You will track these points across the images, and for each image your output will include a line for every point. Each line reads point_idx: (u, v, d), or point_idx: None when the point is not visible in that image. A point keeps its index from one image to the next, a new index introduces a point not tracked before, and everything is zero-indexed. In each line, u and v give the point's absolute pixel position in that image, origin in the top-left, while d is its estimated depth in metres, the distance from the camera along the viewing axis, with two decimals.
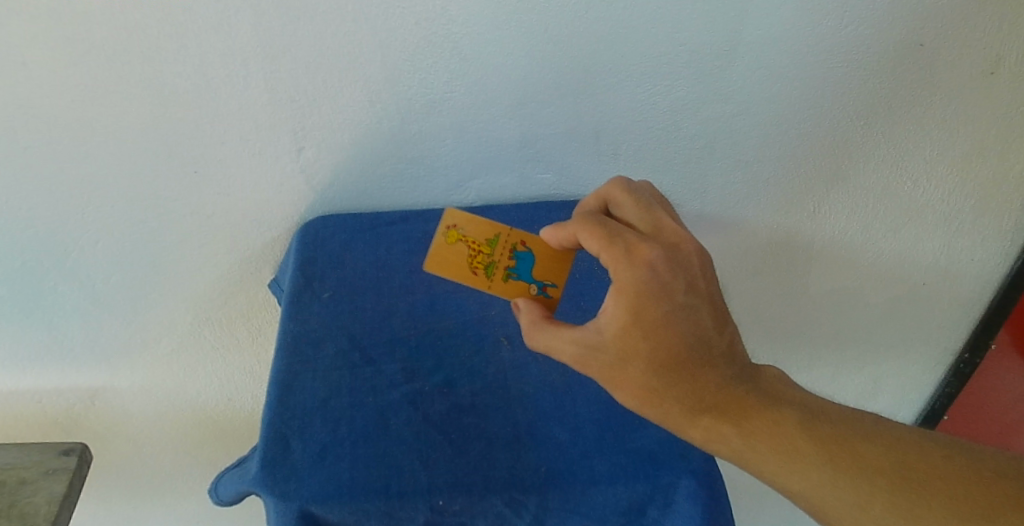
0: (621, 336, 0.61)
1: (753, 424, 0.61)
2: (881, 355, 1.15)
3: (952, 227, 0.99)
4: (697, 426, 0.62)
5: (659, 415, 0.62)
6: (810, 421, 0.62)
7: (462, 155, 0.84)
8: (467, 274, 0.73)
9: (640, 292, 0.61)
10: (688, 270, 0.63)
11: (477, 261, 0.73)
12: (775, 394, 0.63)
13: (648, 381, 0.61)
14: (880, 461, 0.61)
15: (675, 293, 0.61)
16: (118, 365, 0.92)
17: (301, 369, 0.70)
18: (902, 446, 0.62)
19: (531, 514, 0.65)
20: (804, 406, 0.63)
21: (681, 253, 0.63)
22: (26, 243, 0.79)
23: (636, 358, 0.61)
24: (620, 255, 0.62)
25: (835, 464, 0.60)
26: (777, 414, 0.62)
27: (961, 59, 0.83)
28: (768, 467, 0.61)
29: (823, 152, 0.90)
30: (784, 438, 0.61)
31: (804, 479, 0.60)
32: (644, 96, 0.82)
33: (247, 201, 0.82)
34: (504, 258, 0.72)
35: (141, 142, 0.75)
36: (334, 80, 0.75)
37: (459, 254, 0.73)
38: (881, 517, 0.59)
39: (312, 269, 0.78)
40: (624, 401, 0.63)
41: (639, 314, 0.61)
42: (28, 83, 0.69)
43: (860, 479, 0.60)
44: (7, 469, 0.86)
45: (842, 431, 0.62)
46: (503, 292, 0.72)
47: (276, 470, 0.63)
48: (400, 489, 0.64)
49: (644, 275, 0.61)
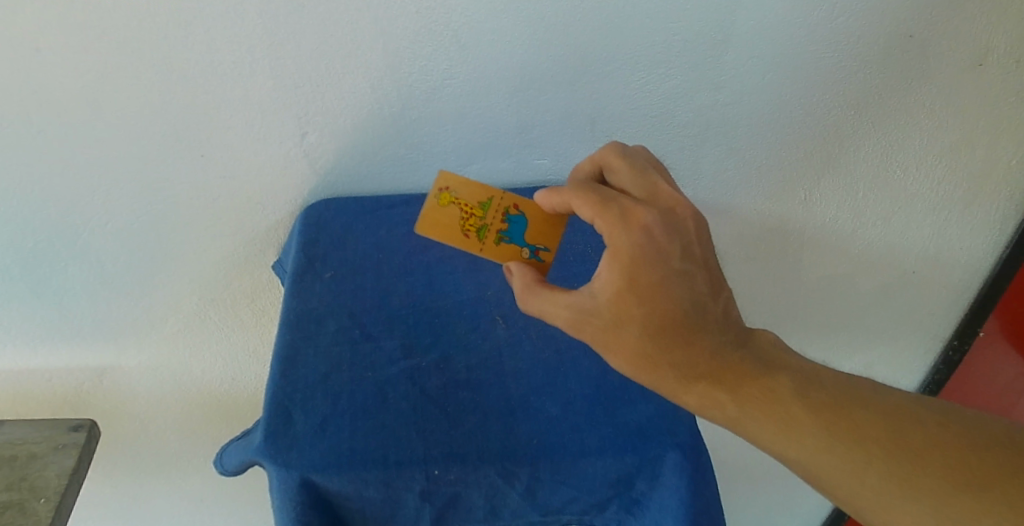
0: (615, 301, 0.63)
1: (748, 391, 0.63)
2: (872, 341, 1.17)
3: (942, 215, 1.01)
4: (692, 392, 0.64)
5: (654, 380, 0.64)
6: (803, 387, 0.63)
7: (462, 141, 0.86)
8: (460, 237, 0.74)
9: (634, 256, 0.63)
10: (683, 234, 0.65)
11: (470, 224, 0.75)
12: (769, 360, 0.65)
13: (644, 346, 0.63)
14: (876, 431, 0.61)
15: (671, 257, 0.64)
16: (126, 344, 0.95)
17: (303, 344, 0.72)
18: (898, 414, 0.62)
19: (523, 484, 0.67)
20: (800, 371, 0.65)
21: (676, 217, 0.66)
22: (37, 225, 0.82)
23: (630, 322, 0.63)
24: (615, 220, 0.65)
25: (831, 430, 0.61)
26: (771, 380, 0.63)
27: (949, 50, 0.85)
28: (762, 433, 0.63)
29: (813, 140, 0.92)
30: (778, 403, 0.62)
31: (798, 445, 0.61)
32: (638, 85, 0.85)
33: (252, 184, 0.84)
34: (496, 222, 0.75)
35: (150, 128, 0.77)
36: (337, 68, 0.77)
37: (452, 216, 0.75)
38: (876, 485, 0.60)
39: (315, 250, 0.81)
40: (620, 367, 0.65)
41: (634, 277, 0.63)
42: (40, 69, 0.71)
43: (856, 446, 0.61)
44: (18, 444, 0.88)
45: (836, 397, 0.63)
46: (495, 255, 0.74)
47: (279, 440, 0.65)
48: (398, 459, 0.65)
49: (639, 239, 0.64)
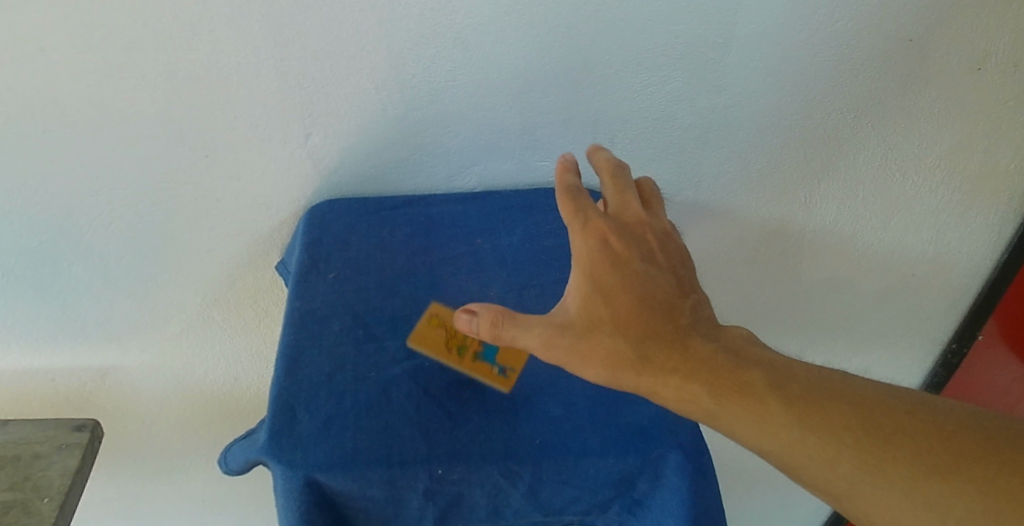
0: (583, 306, 0.66)
1: (720, 383, 0.61)
2: (872, 343, 1.18)
3: (942, 217, 1.02)
4: (664, 389, 0.62)
5: (627, 382, 0.63)
6: (776, 380, 0.61)
7: (465, 143, 0.86)
8: (439, 349, 0.73)
9: (595, 261, 0.67)
10: (644, 244, 0.69)
11: (452, 341, 0.74)
12: (738, 352, 0.64)
13: (613, 348, 0.64)
14: (848, 418, 0.60)
15: (631, 263, 0.67)
16: (129, 344, 0.96)
17: (307, 344, 0.73)
18: (870, 403, 0.61)
19: (526, 484, 0.68)
20: (770, 363, 0.63)
21: (638, 230, 0.70)
22: (41, 225, 0.82)
23: (597, 325, 0.65)
24: (579, 229, 0.69)
25: (804, 421, 0.60)
26: (744, 374, 0.62)
27: (949, 53, 0.86)
28: (735, 426, 0.60)
29: (814, 143, 0.93)
30: (751, 396, 0.61)
31: (771, 437, 0.60)
32: (640, 87, 0.85)
33: (256, 185, 0.85)
34: (475, 342, 0.74)
35: (156, 128, 0.78)
36: (341, 69, 0.78)
37: (436, 336, 0.75)
38: (849, 474, 0.59)
39: (318, 251, 0.81)
40: (592, 372, 0.64)
41: (600, 281, 0.66)
42: (46, 68, 0.72)
43: (829, 436, 0.59)
44: (22, 443, 0.89)
45: (808, 388, 0.61)
46: (468, 369, 0.72)
47: (284, 439, 0.65)
48: (402, 458, 0.66)
49: (600, 245, 0.68)
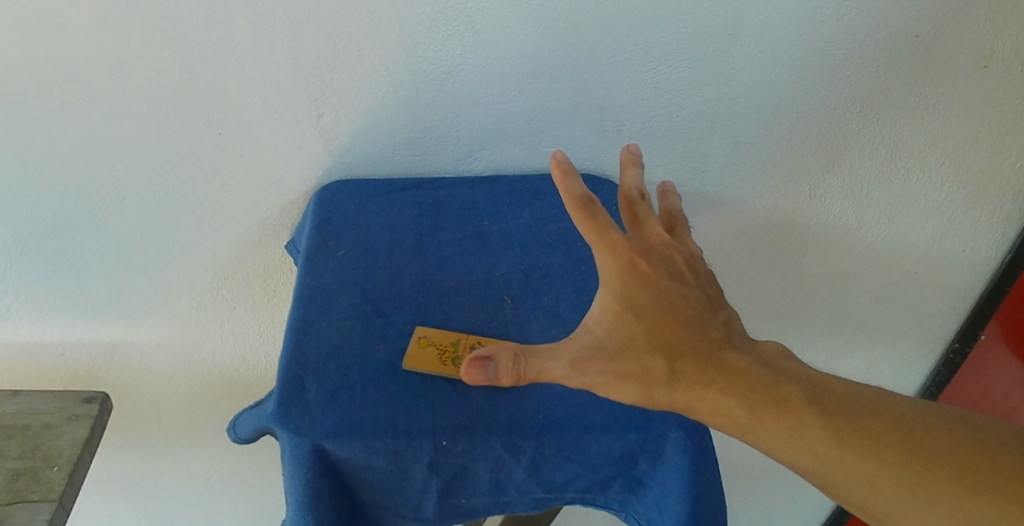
0: (614, 328, 0.63)
1: (757, 399, 0.59)
2: (873, 340, 1.19)
3: (945, 215, 1.03)
4: (699, 407, 0.60)
5: (662, 401, 0.61)
6: (814, 398, 0.60)
7: (474, 127, 0.88)
8: (440, 368, 0.70)
9: (624, 281, 0.64)
10: (673, 265, 0.67)
11: (447, 356, 0.72)
12: (773, 367, 0.62)
13: (646, 369, 0.61)
14: (889, 436, 0.58)
15: (661, 282, 0.65)
16: (139, 321, 0.97)
17: (315, 318, 0.74)
18: (909, 420, 0.59)
19: (528, 459, 0.69)
20: (808, 380, 0.61)
21: (666, 250, 0.67)
22: (56, 200, 0.83)
23: (630, 345, 0.62)
24: (606, 250, 0.65)
25: (844, 438, 0.58)
26: (781, 390, 0.60)
27: (954, 50, 0.87)
28: (773, 444, 0.58)
29: (819, 136, 0.94)
30: (791, 413, 0.59)
31: (810, 455, 0.58)
32: (648, 75, 0.86)
33: (267, 163, 0.86)
34: (467, 351, 0.72)
35: (171, 105, 0.79)
36: (354, 50, 0.79)
37: (430, 356, 0.72)
38: (891, 492, 0.56)
39: (328, 230, 0.83)
40: (625, 396, 0.61)
41: (628, 299, 0.63)
42: (65, 43, 0.73)
43: (869, 454, 0.57)
44: (32, 414, 0.90)
45: (847, 406, 0.59)
46: None
47: (293, 408, 0.67)
48: (408, 429, 0.67)
49: (628, 266, 0.65)
